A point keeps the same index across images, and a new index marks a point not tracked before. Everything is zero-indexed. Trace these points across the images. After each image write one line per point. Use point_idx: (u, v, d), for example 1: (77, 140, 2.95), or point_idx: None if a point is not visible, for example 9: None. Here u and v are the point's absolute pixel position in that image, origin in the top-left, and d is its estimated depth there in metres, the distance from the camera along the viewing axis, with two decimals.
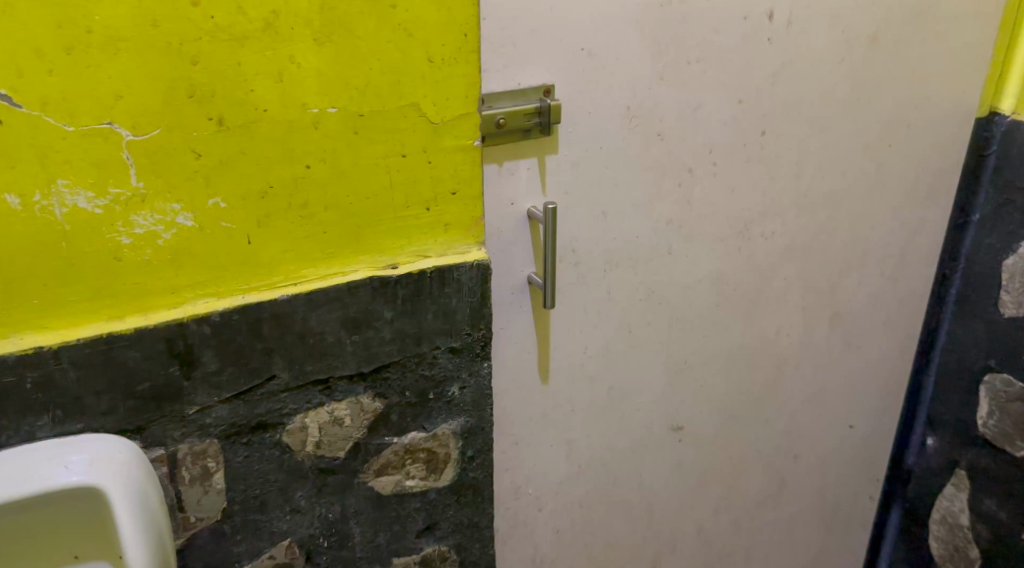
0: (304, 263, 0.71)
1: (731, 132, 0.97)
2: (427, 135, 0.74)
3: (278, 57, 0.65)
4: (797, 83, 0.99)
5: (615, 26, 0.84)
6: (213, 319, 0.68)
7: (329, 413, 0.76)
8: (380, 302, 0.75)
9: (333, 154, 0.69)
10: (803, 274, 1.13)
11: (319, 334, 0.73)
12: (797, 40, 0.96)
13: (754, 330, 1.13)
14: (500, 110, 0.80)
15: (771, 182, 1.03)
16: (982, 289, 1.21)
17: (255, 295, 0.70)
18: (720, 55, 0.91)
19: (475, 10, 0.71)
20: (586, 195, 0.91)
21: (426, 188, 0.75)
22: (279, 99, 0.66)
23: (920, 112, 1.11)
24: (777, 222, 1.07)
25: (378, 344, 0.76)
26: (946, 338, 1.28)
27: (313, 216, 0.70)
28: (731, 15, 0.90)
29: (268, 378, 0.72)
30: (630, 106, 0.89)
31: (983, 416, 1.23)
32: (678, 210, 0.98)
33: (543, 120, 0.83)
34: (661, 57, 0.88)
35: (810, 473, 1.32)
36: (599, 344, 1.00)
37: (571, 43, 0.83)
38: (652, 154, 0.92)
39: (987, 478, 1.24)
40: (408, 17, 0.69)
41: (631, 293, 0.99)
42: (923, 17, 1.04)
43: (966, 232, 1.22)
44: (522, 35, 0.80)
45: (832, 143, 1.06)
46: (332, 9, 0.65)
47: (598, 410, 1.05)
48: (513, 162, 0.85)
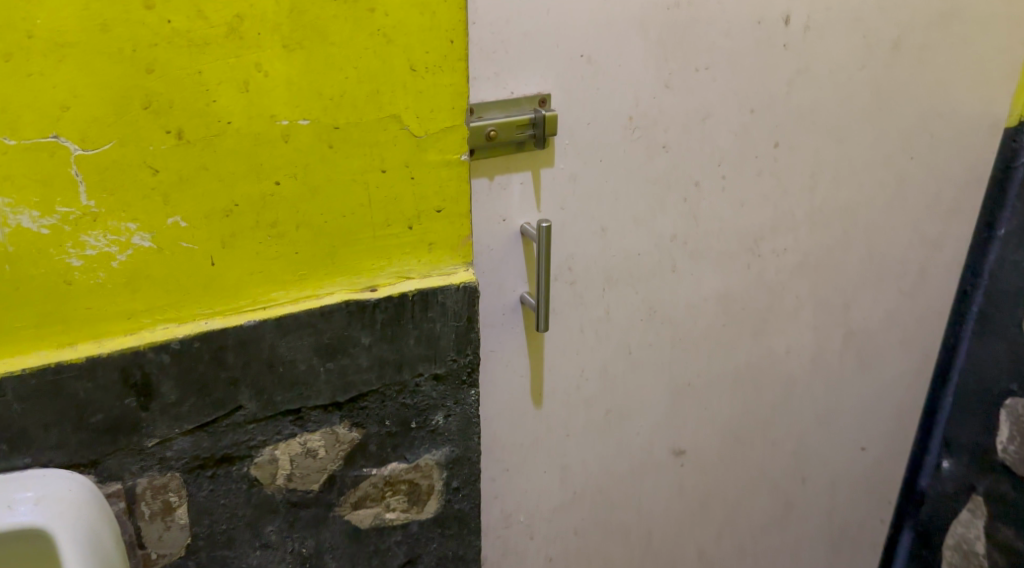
0: (273, 285, 0.68)
1: (741, 143, 0.91)
2: (409, 150, 0.69)
3: (243, 65, 0.61)
4: (813, 91, 0.93)
5: (617, 31, 0.79)
6: (172, 347, 0.65)
7: (301, 445, 0.74)
8: (357, 328, 0.72)
9: (304, 170, 0.66)
10: (815, 291, 1.09)
11: (289, 362, 0.70)
12: (814, 46, 0.90)
13: (762, 350, 1.09)
14: (491, 121, 0.76)
15: (783, 196, 0.98)
16: (1006, 308, 1.20)
17: (219, 321, 0.67)
18: (731, 61, 0.86)
19: (462, 15, 0.66)
20: (584, 211, 0.86)
21: (408, 206, 0.71)
22: (243, 110, 0.62)
23: (945, 121, 1.05)
24: (790, 238, 1.02)
25: (354, 372, 0.73)
26: (965, 356, 1.28)
27: (282, 236, 0.67)
28: (743, 18, 0.84)
29: (233, 408, 0.69)
30: (632, 116, 0.84)
31: (1004, 440, 1.23)
32: (683, 225, 0.93)
33: (537, 132, 0.78)
34: (666, 64, 0.83)
35: (818, 495, 1.30)
36: (596, 365, 0.97)
37: (570, 49, 0.78)
38: (655, 166, 0.88)
39: (1005, 506, 1.24)
40: (388, 22, 0.64)
41: (632, 312, 0.95)
42: (952, 21, 0.98)
43: (990, 247, 1.20)
44: (516, 40, 0.75)
45: (850, 154, 1.01)
46: (303, 13, 0.61)
47: (592, 436, 1.01)
48: (504, 176, 0.80)
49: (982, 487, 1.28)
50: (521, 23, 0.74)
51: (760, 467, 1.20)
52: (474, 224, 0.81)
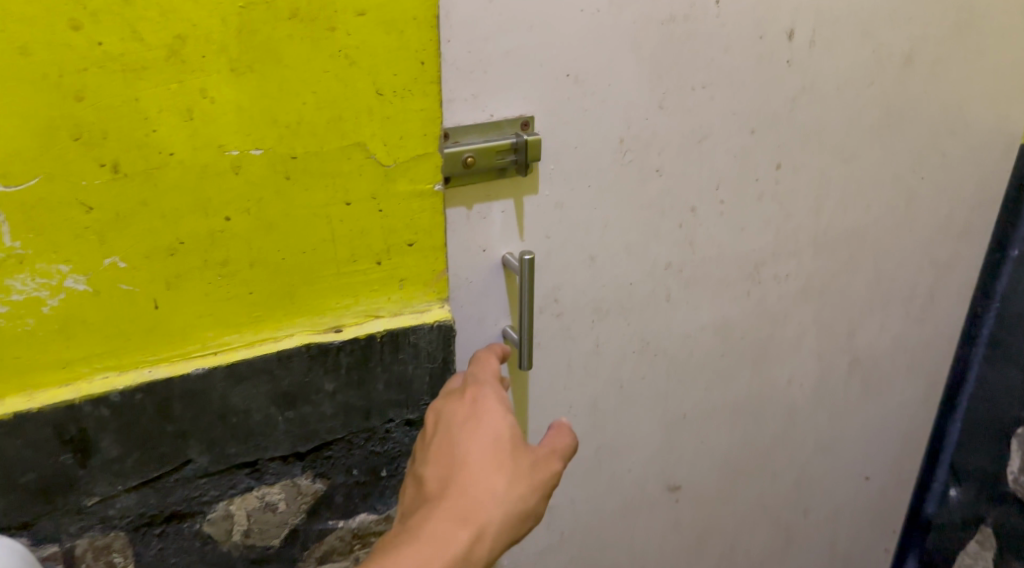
0: (225, 329, 0.62)
1: (740, 165, 0.85)
2: (376, 180, 0.63)
3: (186, 91, 0.54)
4: (818, 109, 0.87)
5: (607, 47, 0.73)
6: (112, 399, 0.59)
7: (259, 499, 0.69)
8: (318, 374, 0.66)
9: (258, 204, 0.59)
10: (819, 318, 1.03)
11: (243, 412, 0.64)
12: (820, 62, 0.84)
13: (762, 380, 1.03)
14: (468, 147, 0.70)
15: (786, 220, 0.92)
16: (1019, 333, 1.14)
17: (164, 369, 0.61)
18: (731, 78, 0.80)
19: (434, 35, 0.60)
20: (571, 239, 0.80)
21: (377, 241, 0.65)
22: (187, 141, 0.56)
23: (959, 139, 0.99)
24: (792, 263, 0.96)
25: (317, 420, 0.67)
26: (975, 382, 1.21)
27: (234, 275, 0.61)
28: (744, 33, 0.78)
29: (182, 462, 0.64)
30: (624, 138, 0.78)
31: (1015, 471, 1.17)
32: (678, 253, 0.87)
33: (519, 158, 0.72)
34: (660, 83, 0.77)
35: (819, 527, 1.24)
36: (586, 400, 0.91)
37: (555, 68, 0.72)
38: (649, 192, 0.82)
39: (1015, 539, 1.18)
40: (351, 42, 0.58)
41: (624, 344, 0.90)
42: (968, 33, 0.91)
43: (1002, 268, 1.13)
44: (496, 59, 0.69)
45: (857, 175, 0.94)
46: (253, 33, 0.55)
47: (580, 473, 0.96)
48: (484, 204, 0.74)
49: (991, 519, 1.22)
50: (501, 40, 0.68)
51: (761, 500, 1.14)
52: (451, 255, 0.75)
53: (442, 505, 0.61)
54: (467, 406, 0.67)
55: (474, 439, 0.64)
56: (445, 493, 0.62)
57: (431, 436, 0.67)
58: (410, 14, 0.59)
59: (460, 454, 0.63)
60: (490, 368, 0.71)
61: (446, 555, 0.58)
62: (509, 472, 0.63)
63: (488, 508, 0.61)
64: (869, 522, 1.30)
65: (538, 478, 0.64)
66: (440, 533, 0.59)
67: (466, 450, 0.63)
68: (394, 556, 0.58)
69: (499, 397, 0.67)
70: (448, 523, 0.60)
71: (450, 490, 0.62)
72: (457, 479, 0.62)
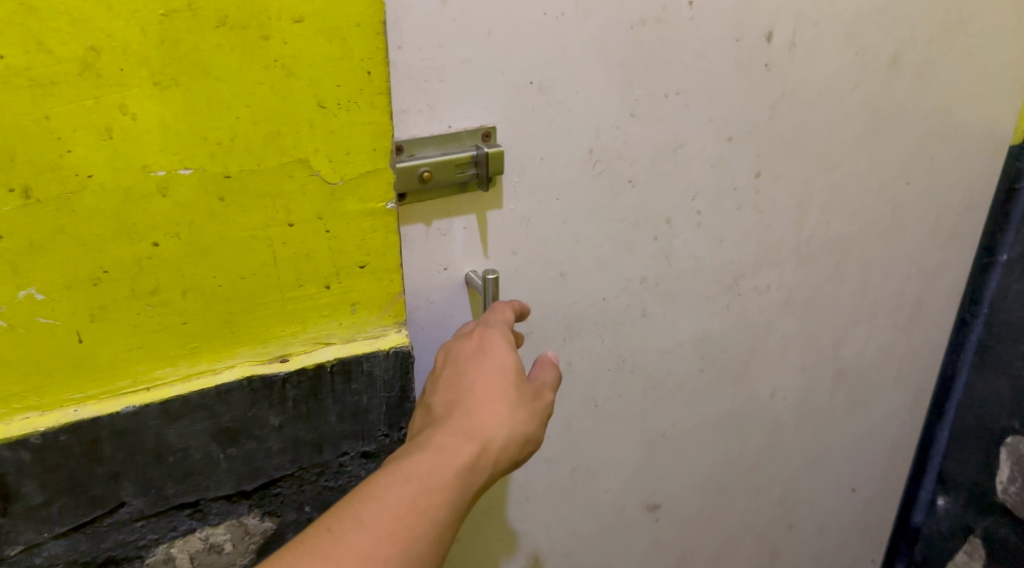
0: (159, 362, 0.58)
1: (719, 175, 0.81)
2: (322, 200, 0.58)
3: (104, 107, 0.50)
4: (799, 115, 0.82)
5: (573, 54, 0.68)
6: (33, 441, 0.55)
7: (202, 540, 0.64)
8: (263, 407, 0.61)
9: (189, 228, 0.55)
10: (803, 330, 0.99)
11: (180, 451, 0.60)
12: (801, 66, 0.80)
13: (745, 395, 0.99)
14: (424, 160, 0.65)
15: (767, 230, 0.88)
16: (1008, 340, 1.10)
17: (92, 406, 0.56)
18: (707, 84, 0.75)
19: (380, 42, 0.56)
20: (540, 255, 0.76)
21: (325, 265, 0.60)
22: (108, 161, 0.51)
23: (947, 144, 0.95)
24: (774, 274, 0.91)
25: (263, 457, 0.63)
26: (963, 391, 1.18)
27: (166, 305, 0.56)
28: (719, 36, 0.74)
29: (115, 506, 0.59)
30: (593, 149, 0.73)
31: (1004, 482, 1.13)
32: (654, 266, 0.83)
33: (480, 171, 0.68)
34: (631, 90, 0.72)
35: (806, 542, 1.20)
36: (559, 421, 0.87)
37: (517, 76, 0.67)
38: (621, 204, 0.77)
39: (1005, 551, 1.15)
40: (287, 51, 0.53)
41: (598, 362, 0.85)
42: (956, 34, 0.87)
43: (991, 273, 1.09)
44: (453, 67, 0.64)
45: (841, 182, 0.90)
46: (177, 44, 0.50)
47: (555, 496, 0.91)
48: (444, 220, 0.70)
49: (980, 530, 1.18)
50: (457, 48, 0.63)
51: (744, 517, 1.10)
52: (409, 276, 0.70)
53: (449, 424, 0.59)
54: (473, 343, 0.65)
55: (479, 370, 0.62)
56: (452, 414, 0.60)
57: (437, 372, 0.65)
58: (353, 20, 0.54)
59: (466, 383, 0.62)
60: (504, 315, 0.68)
61: (454, 467, 0.56)
62: (513, 400, 0.61)
63: (494, 429, 0.59)
64: (856, 536, 1.26)
65: (538, 410, 0.62)
66: (448, 446, 0.57)
67: (473, 379, 0.62)
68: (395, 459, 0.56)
69: (505, 332, 0.65)
70: (456, 438, 0.58)
71: (456, 412, 0.60)
72: (464, 403, 0.60)
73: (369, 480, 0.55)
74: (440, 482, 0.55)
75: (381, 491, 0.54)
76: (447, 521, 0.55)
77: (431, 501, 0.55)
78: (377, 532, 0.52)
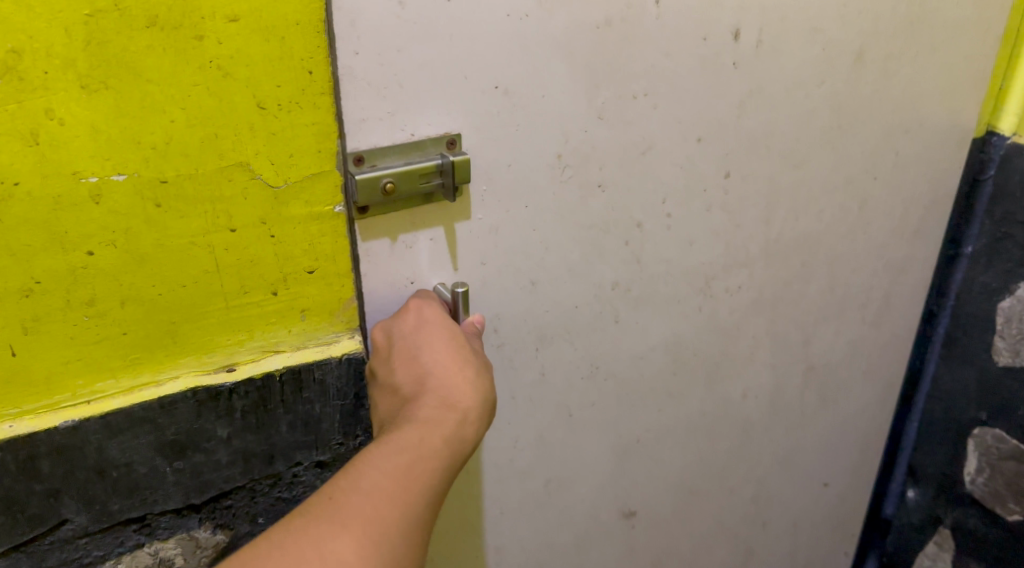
0: (98, 374, 0.56)
1: (687, 176, 0.79)
2: (265, 204, 0.56)
3: (29, 112, 0.48)
4: (766, 113, 0.81)
5: (539, 57, 0.64)
6: None
7: (152, 555, 0.62)
8: (210, 418, 0.59)
9: (125, 235, 0.53)
10: (772, 329, 0.98)
11: (124, 466, 0.58)
12: (766, 63, 0.78)
13: (716, 398, 0.98)
14: (386, 171, 0.60)
15: (735, 231, 0.86)
16: (974, 332, 1.10)
17: (28, 422, 0.54)
18: (675, 85, 0.73)
19: (320, 41, 0.54)
20: (511, 264, 0.72)
21: (271, 270, 0.58)
22: (36, 169, 0.49)
23: (911, 138, 0.94)
24: (743, 275, 0.90)
25: (211, 469, 0.61)
26: (930, 383, 1.18)
27: (104, 315, 0.54)
28: (685, 33, 0.71)
29: (57, 524, 0.57)
30: (561, 153, 0.70)
31: (972, 472, 1.13)
32: (625, 270, 0.80)
33: (445, 181, 0.63)
34: (598, 92, 0.69)
35: (779, 539, 1.20)
36: (531, 433, 0.85)
37: (480, 79, 0.62)
38: (591, 208, 0.74)
39: (974, 541, 1.15)
40: (222, 51, 0.52)
41: (571, 371, 0.83)
42: (917, 27, 0.86)
43: (957, 265, 1.09)
44: (411, 72, 0.59)
45: (809, 180, 0.89)
46: (104, 46, 0.48)
47: (528, 509, 0.90)
48: (409, 234, 0.64)
49: (949, 520, 1.19)
50: (418, 51, 0.58)
51: (717, 517, 1.10)
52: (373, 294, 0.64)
53: (425, 394, 0.58)
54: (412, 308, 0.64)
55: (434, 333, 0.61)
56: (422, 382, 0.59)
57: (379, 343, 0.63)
58: (291, 19, 0.53)
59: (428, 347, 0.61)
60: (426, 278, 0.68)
61: (443, 433, 0.56)
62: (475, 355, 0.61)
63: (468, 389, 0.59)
64: (830, 531, 1.26)
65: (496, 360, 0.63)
66: (432, 415, 0.57)
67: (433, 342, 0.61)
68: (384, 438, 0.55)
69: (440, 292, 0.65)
70: (436, 405, 0.57)
71: (427, 379, 0.59)
72: (432, 371, 0.59)
73: (359, 456, 0.54)
74: (433, 451, 0.55)
75: (376, 464, 0.53)
76: (444, 482, 0.55)
77: (428, 468, 0.54)
78: (383, 501, 0.52)
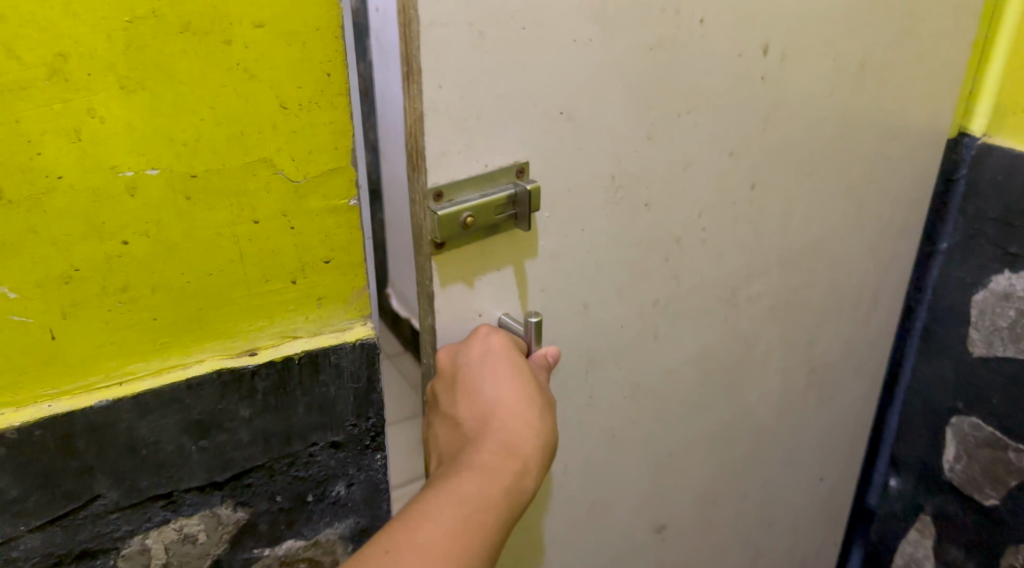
0: (130, 357, 0.60)
1: (720, 191, 0.83)
2: (286, 197, 0.61)
3: (72, 111, 0.52)
4: (787, 125, 0.85)
5: (597, 80, 0.69)
6: (8, 436, 0.57)
7: (177, 531, 0.66)
8: (233, 399, 0.63)
9: (157, 226, 0.57)
10: (784, 334, 1.02)
11: (153, 444, 0.62)
12: (789, 78, 0.82)
13: (736, 406, 1.02)
14: (467, 205, 0.65)
15: (757, 241, 0.91)
16: (950, 326, 1.15)
17: (65, 402, 0.58)
18: (711, 102, 0.77)
19: (339, 45, 0.58)
20: (568, 289, 0.77)
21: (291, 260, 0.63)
22: (77, 163, 0.53)
23: (899, 142, 0.99)
24: (762, 283, 0.95)
25: (233, 448, 0.65)
26: (910, 375, 1.23)
27: (136, 301, 0.58)
28: (722, 51, 0.75)
29: (90, 499, 0.61)
30: (615, 176, 0.74)
31: (950, 460, 1.18)
32: (665, 287, 0.84)
33: (519, 210, 0.68)
34: (649, 113, 0.73)
35: (782, 536, 1.24)
36: (577, 458, 0.88)
37: (549, 106, 0.67)
38: (638, 228, 0.78)
39: (953, 526, 1.20)
40: (249, 55, 0.56)
41: (616, 394, 0.87)
42: (908, 36, 0.92)
43: (933, 262, 1.14)
44: (489, 103, 0.64)
45: (817, 187, 0.94)
46: (142, 50, 0.53)
47: (574, 531, 0.93)
48: (480, 261, 0.69)
49: (929, 507, 1.23)
50: (494, 82, 0.63)
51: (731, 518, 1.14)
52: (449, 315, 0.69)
53: (486, 440, 0.62)
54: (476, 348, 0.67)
55: (495, 378, 0.65)
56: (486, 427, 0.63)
57: (450, 370, 0.67)
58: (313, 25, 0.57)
59: (491, 392, 0.64)
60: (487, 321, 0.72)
61: (503, 483, 0.59)
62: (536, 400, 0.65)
63: (527, 437, 0.62)
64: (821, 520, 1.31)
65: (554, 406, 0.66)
66: (492, 463, 0.60)
67: (496, 389, 0.64)
68: (446, 485, 0.59)
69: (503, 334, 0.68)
70: (496, 454, 0.61)
71: (490, 427, 0.63)
72: (494, 418, 0.63)
73: (420, 501, 0.58)
74: (492, 500, 0.58)
75: (432, 513, 0.56)
76: (500, 529, 0.59)
77: (486, 516, 0.58)
78: (443, 551, 0.55)
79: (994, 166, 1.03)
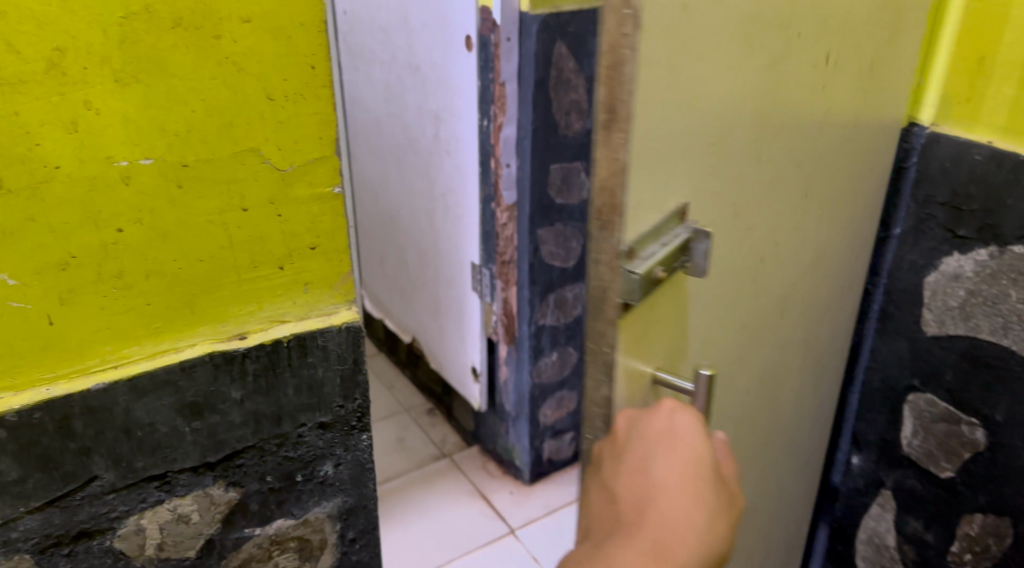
0: (126, 340, 0.70)
1: (792, 202, 0.91)
2: (274, 185, 0.72)
3: (72, 103, 0.62)
4: (831, 130, 0.92)
5: (737, 107, 0.74)
6: (10, 418, 0.66)
7: (170, 511, 0.76)
8: (225, 381, 0.74)
9: (150, 215, 0.67)
10: (809, 335, 1.09)
11: (148, 426, 0.72)
12: (837, 86, 0.89)
13: (775, 410, 1.09)
14: (653, 259, 0.67)
15: (805, 244, 0.98)
16: (904, 307, 1.19)
17: (62, 385, 0.68)
18: (795, 117, 0.84)
19: (320, 42, 0.69)
20: (698, 320, 0.83)
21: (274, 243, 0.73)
22: (75, 153, 0.63)
23: (875, 135, 1.04)
24: (803, 285, 1.02)
25: (226, 429, 0.76)
26: (869, 354, 1.27)
27: (132, 286, 0.69)
28: (807, 65, 0.81)
29: (88, 480, 0.71)
30: (735, 201, 0.80)
31: (908, 436, 1.24)
32: (750, 303, 0.92)
33: (692, 260, 0.73)
34: (762, 133, 0.80)
35: (778, 525, 1.27)
36: None
37: (704, 136, 0.72)
38: (742, 248, 0.86)
39: (912, 499, 1.26)
40: (238, 48, 0.66)
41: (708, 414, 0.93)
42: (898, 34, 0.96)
43: (887, 246, 1.19)
44: (681, 141, 0.69)
45: (838, 188, 1.00)
46: (136, 45, 0.63)
47: None
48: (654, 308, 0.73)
49: (890, 482, 1.29)
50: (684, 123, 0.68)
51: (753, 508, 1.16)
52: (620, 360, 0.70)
53: (640, 548, 0.65)
54: (658, 443, 0.68)
55: (664, 483, 0.67)
56: (641, 530, 0.66)
57: (621, 440, 0.69)
58: (294, 20, 0.68)
59: (659, 499, 0.66)
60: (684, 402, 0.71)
61: None
62: (699, 512, 0.66)
63: (680, 550, 0.65)
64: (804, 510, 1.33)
65: (719, 515, 0.68)
66: None
67: (663, 497, 0.66)
68: None
69: (689, 431, 0.68)
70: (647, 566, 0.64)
71: (645, 531, 0.66)
72: (649, 522, 0.66)
73: None
74: None
75: None
76: None
77: None
78: None
79: (942, 153, 1.09)
